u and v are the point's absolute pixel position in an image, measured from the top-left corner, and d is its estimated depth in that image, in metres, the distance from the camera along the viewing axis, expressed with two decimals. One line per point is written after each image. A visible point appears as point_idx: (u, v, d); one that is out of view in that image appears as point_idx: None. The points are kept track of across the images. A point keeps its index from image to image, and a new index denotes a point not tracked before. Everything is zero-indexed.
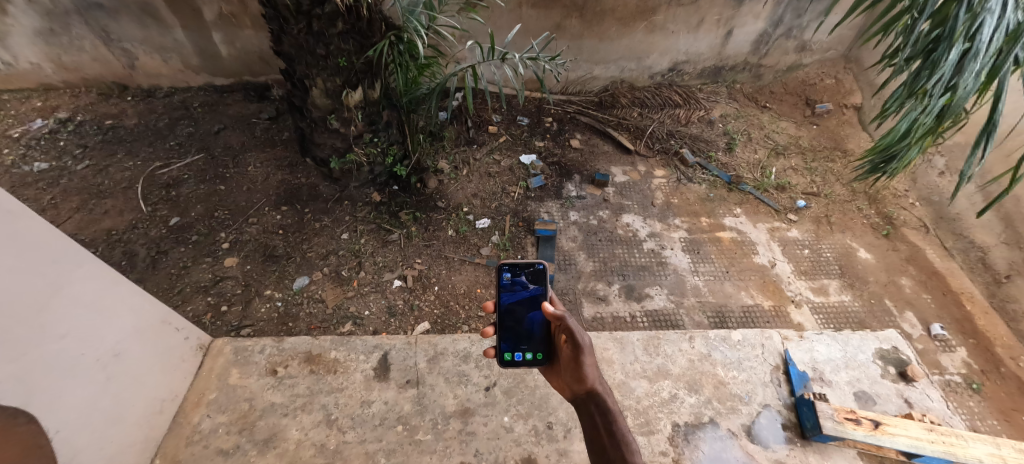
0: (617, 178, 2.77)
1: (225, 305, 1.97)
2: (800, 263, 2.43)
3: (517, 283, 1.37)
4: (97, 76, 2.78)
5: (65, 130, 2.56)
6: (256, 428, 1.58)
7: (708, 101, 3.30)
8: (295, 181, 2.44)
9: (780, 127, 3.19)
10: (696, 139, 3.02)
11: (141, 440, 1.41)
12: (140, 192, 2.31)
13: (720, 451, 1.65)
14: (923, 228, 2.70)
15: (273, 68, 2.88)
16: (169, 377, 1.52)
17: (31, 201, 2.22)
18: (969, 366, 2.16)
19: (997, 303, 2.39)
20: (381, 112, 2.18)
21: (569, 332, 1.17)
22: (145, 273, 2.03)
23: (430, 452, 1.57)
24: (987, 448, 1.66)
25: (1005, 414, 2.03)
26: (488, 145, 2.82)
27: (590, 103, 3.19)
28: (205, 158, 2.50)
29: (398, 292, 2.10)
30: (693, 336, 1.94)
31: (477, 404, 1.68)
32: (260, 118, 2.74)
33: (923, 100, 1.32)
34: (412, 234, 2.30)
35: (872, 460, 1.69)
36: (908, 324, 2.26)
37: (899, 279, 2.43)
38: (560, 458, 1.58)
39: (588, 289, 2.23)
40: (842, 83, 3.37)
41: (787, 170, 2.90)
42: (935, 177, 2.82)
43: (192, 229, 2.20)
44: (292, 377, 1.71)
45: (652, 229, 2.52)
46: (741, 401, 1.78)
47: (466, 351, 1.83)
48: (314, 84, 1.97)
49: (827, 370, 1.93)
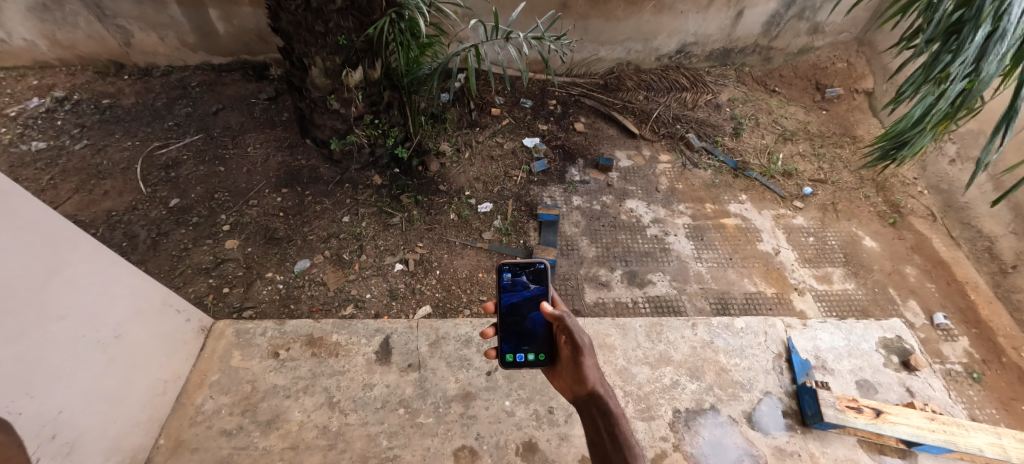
0: (621, 163, 2.74)
1: (226, 286, 1.97)
2: (805, 251, 2.41)
3: (518, 284, 1.35)
4: (94, 54, 2.73)
5: (62, 109, 2.53)
6: (258, 409, 1.59)
7: (715, 84, 3.24)
8: (296, 163, 2.41)
9: (788, 112, 3.14)
10: (702, 124, 2.98)
11: (144, 420, 1.42)
12: (139, 173, 2.29)
13: (720, 437, 1.65)
14: (931, 217, 2.66)
15: (273, 47, 2.83)
16: (171, 358, 1.52)
17: (30, 181, 2.20)
18: (971, 356, 2.16)
19: (1002, 293, 2.38)
20: (382, 93, 2.14)
21: (568, 334, 1.16)
22: (145, 254, 2.03)
23: (431, 435, 1.58)
24: (988, 438, 1.66)
25: (1005, 403, 2.03)
26: (490, 128, 2.78)
27: (595, 85, 3.14)
28: (203, 138, 2.47)
29: (399, 275, 2.09)
30: (696, 323, 1.94)
31: (479, 388, 1.68)
32: (259, 98, 2.70)
33: (943, 84, 1.28)
34: (413, 217, 2.28)
35: (872, 448, 1.69)
36: (911, 313, 2.25)
37: (904, 268, 2.41)
38: (560, 442, 1.59)
39: (591, 275, 2.22)
40: (854, 66, 3.30)
41: (794, 156, 2.86)
42: (945, 165, 2.78)
43: (192, 211, 2.18)
44: (293, 359, 1.71)
45: (656, 215, 2.50)
46: (742, 388, 1.78)
47: (467, 335, 1.82)
48: (313, 63, 1.93)
49: (830, 358, 1.93)
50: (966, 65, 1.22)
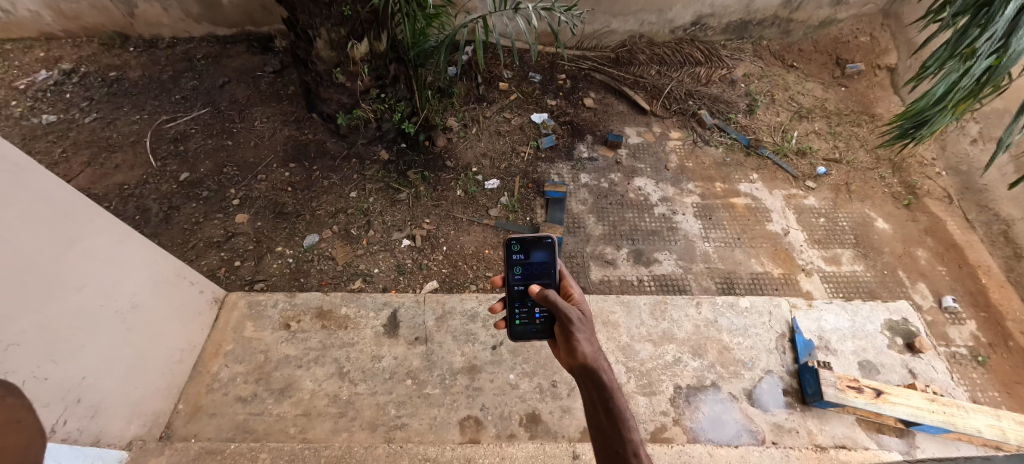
0: (631, 140, 2.70)
1: (237, 260, 2.01)
2: (814, 232, 2.39)
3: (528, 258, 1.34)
4: (98, 25, 2.71)
5: (70, 82, 2.53)
6: (271, 378, 1.64)
7: (731, 58, 3.13)
8: (303, 137, 2.41)
9: (806, 88, 3.04)
10: (716, 100, 2.90)
11: (163, 386, 1.48)
12: (149, 147, 2.31)
13: (720, 413, 1.68)
14: (947, 199, 2.61)
15: (276, 18, 2.79)
16: (186, 328, 1.57)
17: (43, 154, 2.23)
18: (977, 340, 2.16)
19: (1014, 277, 2.36)
20: (388, 67, 2.11)
21: (553, 308, 1.12)
22: (159, 228, 2.07)
23: (438, 406, 1.63)
24: (987, 420, 1.68)
25: (1008, 386, 2.04)
26: (498, 103, 2.74)
27: (606, 59, 3.06)
28: (210, 112, 2.47)
29: (406, 251, 2.12)
30: (701, 302, 1.95)
31: (484, 362, 1.72)
32: (264, 71, 2.67)
33: (969, 60, 1.22)
34: (420, 193, 2.29)
35: (870, 427, 1.71)
36: (919, 296, 2.24)
37: (916, 251, 2.38)
38: (563, 414, 1.63)
39: (597, 253, 2.23)
40: (877, 41, 3.17)
41: (809, 134, 2.80)
42: (966, 145, 2.71)
43: (202, 185, 2.21)
44: (304, 331, 1.76)
45: (664, 193, 2.48)
46: (743, 366, 1.80)
47: (473, 311, 1.86)
48: (318, 34, 1.89)
49: (834, 339, 1.93)
50: (993, 41, 1.16)
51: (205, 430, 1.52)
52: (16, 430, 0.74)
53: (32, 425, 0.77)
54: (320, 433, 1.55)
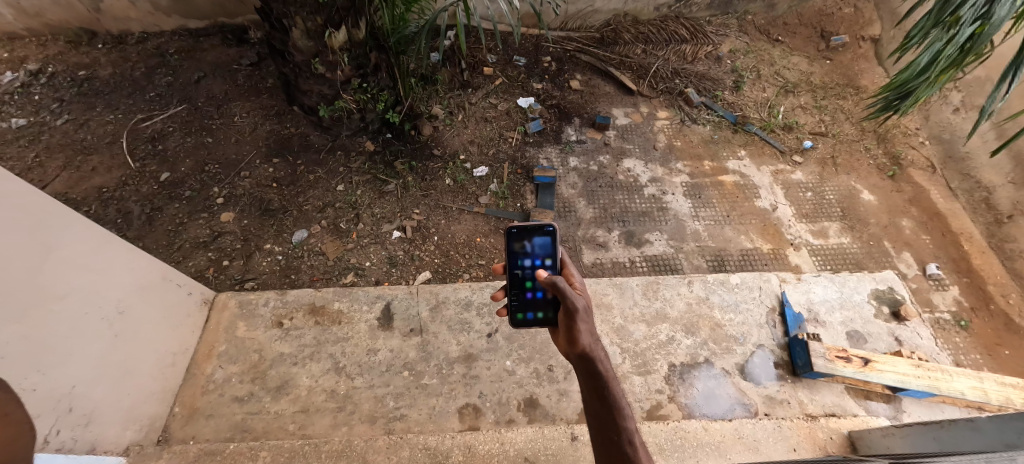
0: (618, 121, 2.68)
1: (226, 260, 1.98)
2: (802, 206, 2.41)
3: (535, 248, 1.31)
4: (62, 22, 2.60)
5: (38, 83, 2.44)
6: (267, 377, 1.64)
7: (717, 34, 3.10)
8: (285, 131, 2.36)
9: (791, 63, 3.03)
10: (702, 78, 2.88)
11: (156, 391, 1.46)
12: (126, 148, 2.25)
13: (714, 388, 1.72)
14: (931, 168, 2.64)
15: (250, 8, 2.70)
16: (177, 331, 1.55)
17: (15, 160, 2.16)
18: (959, 304, 2.21)
19: (995, 242, 2.42)
20: (369, 55, 2.06)
21: (559, 296, 1.06)
22: (142, 231, 2.03)
23: (436, 395, 1.64)
24: (970, 382, 1.72)
25: (989, 348, 2.11)
26: (484, 88, 2.69)
27: (591, 39, 3.03)
28: (187, 109, 2.40)
29: (397, 243, 2.10)
30: (692, 281, 1.96)
31: (480, 349, 1.73)
32: (241, 63, 2.59)
33: (952, 28, 1.21)
34: (409, 184, 2.26)
35: (858, 394, 1.76)
36: (904, 265, 2.28)
37: (900, 221, 2.41)
38: (560, 397, 1.65)
39: (589, 236, 2.23)
40: (862, 11, 3.16)
41: (795, 109, 2.80)
42: (949, 114, 2.76)
43: (184, 185, 2.16)
44: (297, 328, 1.75)
45: (653, 174, 2.47)
46: (736, 342, 1.83)
47: (467, 299, 1.86)
48: (293, 23, 1.83)
49: (822, 311, 1.97)
50: (977, 7, 1.15)
51: (203, 432, 1.52)
52: (3, 424, 0.66)
53: (19, 418, 0.69)
54: (319, 428, 1.56)
